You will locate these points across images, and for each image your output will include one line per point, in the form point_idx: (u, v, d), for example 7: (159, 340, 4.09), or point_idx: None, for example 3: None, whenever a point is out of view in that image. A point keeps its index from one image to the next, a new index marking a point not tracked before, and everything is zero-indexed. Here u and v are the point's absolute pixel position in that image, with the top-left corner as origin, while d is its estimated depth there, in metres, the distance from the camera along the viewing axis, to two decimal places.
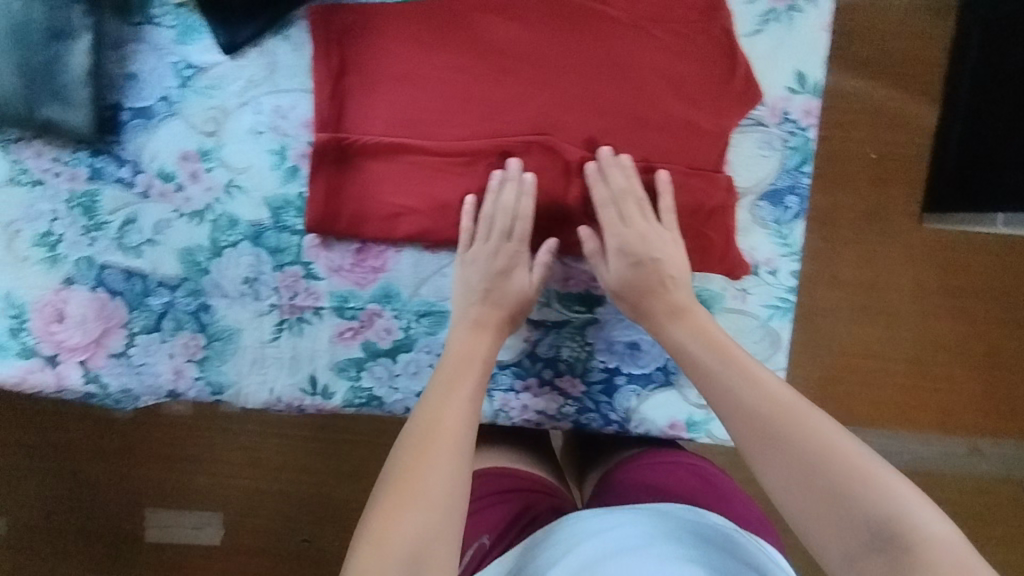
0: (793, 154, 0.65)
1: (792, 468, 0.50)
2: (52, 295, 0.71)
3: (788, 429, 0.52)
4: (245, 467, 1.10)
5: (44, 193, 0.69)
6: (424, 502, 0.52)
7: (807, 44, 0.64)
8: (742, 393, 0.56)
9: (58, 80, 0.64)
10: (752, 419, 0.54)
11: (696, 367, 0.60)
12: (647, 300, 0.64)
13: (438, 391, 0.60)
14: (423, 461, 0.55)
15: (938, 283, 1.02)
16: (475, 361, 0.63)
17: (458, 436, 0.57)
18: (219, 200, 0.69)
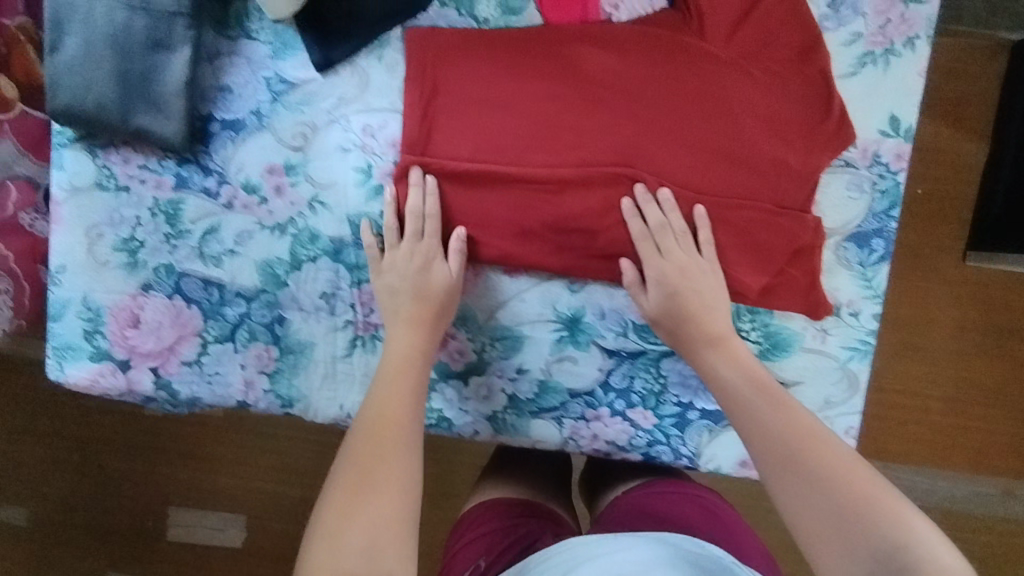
0: (882, 197, 0.65)
1: (813, 494, 0.52)
2: (128, 300, 0.71)
3: (809, 459, 0.54)
4: (273, 472, 1.10)
5: (129, 199, 0.70)
6: (381, 494, 0.55)
7: (903, 89, 0.64)
8: (765, 419, 0.58)
9: (155, 91, 0.65)
10: (770, 445, 0.56)
11: (725, 391, 0.62)
12: (684, 327, 0.64)
13: (385, 389, 0.63)
14: (377, 455, 0.58)
15: (981, 325, 1.03)
16: (416, 359, 0.65)
17: (403, 433, 0.60)
18: (302, 214, 0.69)
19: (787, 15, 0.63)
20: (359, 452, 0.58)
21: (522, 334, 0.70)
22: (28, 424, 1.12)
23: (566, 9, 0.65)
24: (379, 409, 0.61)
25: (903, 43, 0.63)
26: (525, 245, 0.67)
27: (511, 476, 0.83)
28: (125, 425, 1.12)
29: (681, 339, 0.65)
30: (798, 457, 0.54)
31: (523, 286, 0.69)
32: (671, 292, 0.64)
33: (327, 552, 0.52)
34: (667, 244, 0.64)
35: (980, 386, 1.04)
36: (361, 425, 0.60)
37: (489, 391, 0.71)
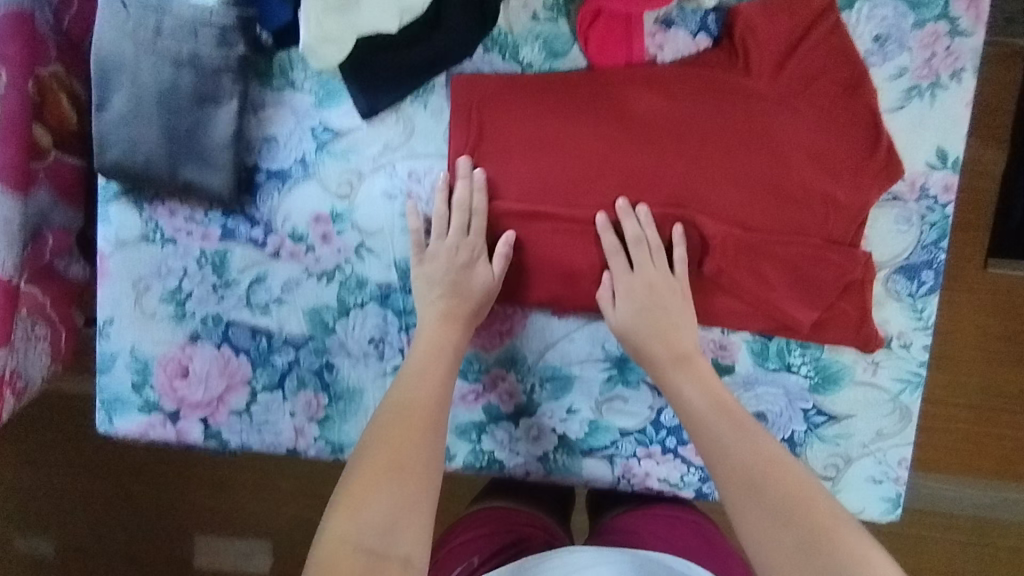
0: (931, 229, 0.65)
1: (773, 518, 0.52)
2: (177, 350, 0.71)
3: (772, 484, 0.53)
4: (297, 498, 1.07)
5: (176, 251, 0.70)
6: (405, 476, 0.56)
7: (950, 122, 0.64)
8: (728, 442, 0.57)
9: (203, 145, 0.66)
10: (732, 468, 0.56)
11: (688, 414, 0.61)
12: (655, 345, 0.64)
13: (414, 371, 0.63)
14: (402, 438, 0.58)
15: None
16: (448, 346, 0.65)
17: (433, 411, 0.61)
18: (348, 261, 0.69)
19: (834, 52, 0.63)
20: (384, 432, 0.59)
21: (571, 374, 0.70)
22: (57, 466, 1.11)
23: (612, 52, 0.65)
24: (406, 390, 0.62)
25: (949, 75, 0.63)
26: (574, 286, 0.68)
27: (522, 490, 0.82)
28: (153, 459, 1.10)
29: (654, 362, 0.64)
30: (761, 481, 0.54)
31: (572, 327, 0.70)
32: (642, 303, 0.65)
33: (345, 525, 0.52)
34: (640, 259, 0.65)
35: (1012, 403, 0.95)
36: (388, 406, 0.61)
37: (539, 432, 0.71)
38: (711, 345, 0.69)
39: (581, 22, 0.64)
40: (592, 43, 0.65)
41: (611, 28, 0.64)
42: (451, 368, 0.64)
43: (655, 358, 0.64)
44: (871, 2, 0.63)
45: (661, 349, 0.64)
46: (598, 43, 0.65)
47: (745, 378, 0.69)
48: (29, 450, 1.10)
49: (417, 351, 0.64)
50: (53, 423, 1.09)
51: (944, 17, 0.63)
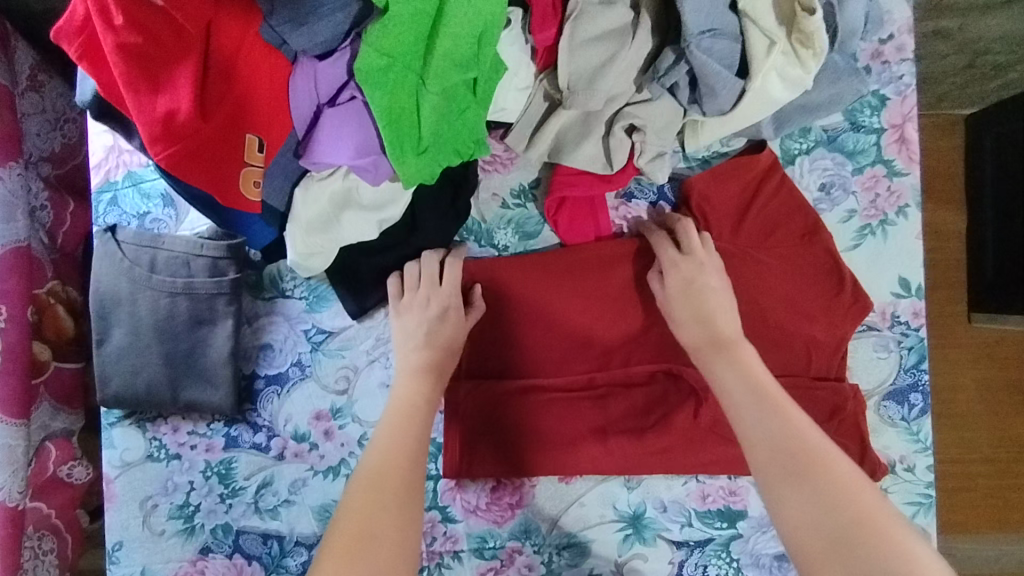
0: (910, 352, 0.68)
1: (815, 510, 0.51)
2: (189, 565, 0.71)
3: (816, 476, 0.53)
4: None
5: (181, 465, 0.71)
6: (381, 543, 0.54)
7: (906, 254, 0.68)
8: (771, 429, 0.56)
9: (202, 364, 0.68)
10: (774, 459, 0.54)
11: (726, 398, 0.59)
12: (693, 327, 0.63)
13: (389, 439, 0.61)
14: (374, 505, 0.56)
15: None
16: (419, 403, 0.64)
17: (408, 475, 0.59)
18: (353, 454, 0.70)
19: (784, 206, 0.68)
20: (361, 496, 0.57)
21: (587, 539, 0.69)
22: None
23: (581, 229, 0.69)
24: (382, 455, 0.60)
25: (895, 212, 0.68)
26: (575, 453, 0.69)
27: None
28: None
29: (693, 349, 0.63)
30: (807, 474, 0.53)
31: (581, 490, 0.70)
32: (688, 284, 0.64)
33: None
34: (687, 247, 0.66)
35: None
36: (365, 469, 0.59)
37: None
38: (721, 492, 0.69)
39: (549, 207, 0.69)
40: (562, 223, 0.69)
41: (577, 208, 0.69)
42: (424, 431, 0.62)
43: (695, 344, 0.63)
44: (810, 156, 0.69)
45: (699, 334, 0.63)
46: (568, 222, 0.69)
47: (759, 521, 0.69)
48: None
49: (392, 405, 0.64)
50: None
51: (879, 161, 0.68)
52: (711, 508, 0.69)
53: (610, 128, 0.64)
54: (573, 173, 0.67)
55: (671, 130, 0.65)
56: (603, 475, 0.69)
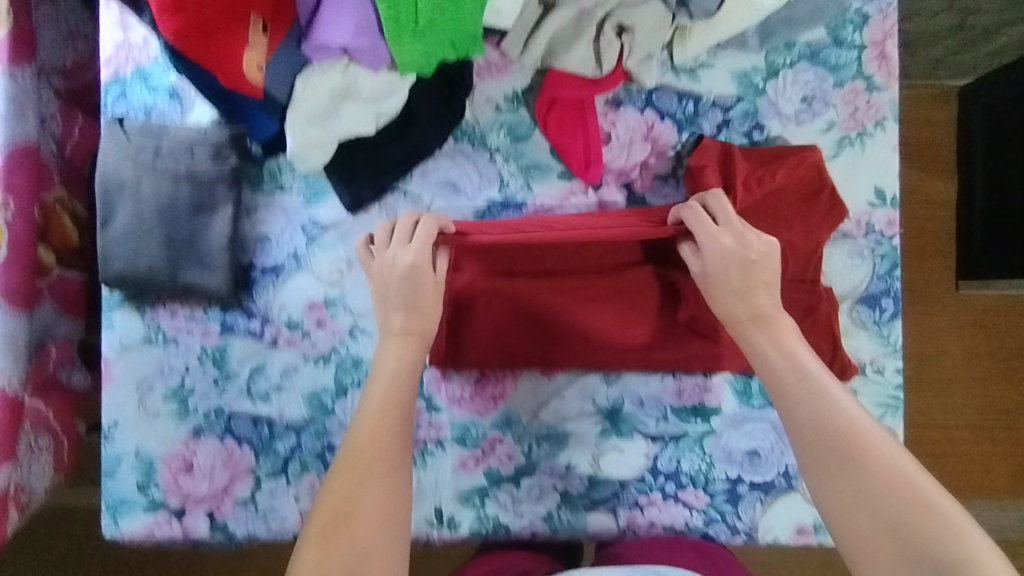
0: (883, 260, 0.70)
1: (861, 496, 0.50)
2: (181, 446, 0.73)
3: (864, 460, 0.51)
4: None
5: (177, 350, 0.74)
6: (361, 528, 0.54)
7: (883, 164, 0.70)
8: (819, 415, 0.54)
9: (200, 248, 0.71)
10: (821, 445, 0.53)
11: (773, 380, 0.58)
12: (734, 305, 0.61)
13: (374, 413, 0.60)
14: (359, 488, 0.56)
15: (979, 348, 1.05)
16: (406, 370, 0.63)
17: (390, 457, 0.58)
18: (344, 343, 0.73)
19: (767, 152, 0.70)
20: (341, 478, 0.56)
21: (566, 431, 0.72)
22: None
23: (569, 132, 0.71)
24: (363, 433, 0.59)
25: (873, 124, 0.70)
26: (565, 347, 0.72)
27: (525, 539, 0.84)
28: None
29: (732, 321, 0.61)
30: (856, 462, 0.51)
31: (561, 385, 0.73)
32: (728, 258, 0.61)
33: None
34: (727, 219, 0.63)
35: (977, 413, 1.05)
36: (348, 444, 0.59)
37: (541, 491, 0.72)
38: (696, 388, 0.72)
39: (540, 109, 0.71)
40: (551, 125, 0.71)
41: (567, 112, 0.71)
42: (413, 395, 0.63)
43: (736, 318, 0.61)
44: (793, 70, 0.71)
45: (744, 309, 0.60)
46: (556, 125, 0.71)
47: (733, 418, 0.72)
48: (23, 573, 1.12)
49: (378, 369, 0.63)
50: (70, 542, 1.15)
51: (859, 76, 0.70)
52: (686, 404, 0.72)
53: (601, 29, 0.65)
54: (565, 76, 0.69)
55: (660, 33, 0.67)
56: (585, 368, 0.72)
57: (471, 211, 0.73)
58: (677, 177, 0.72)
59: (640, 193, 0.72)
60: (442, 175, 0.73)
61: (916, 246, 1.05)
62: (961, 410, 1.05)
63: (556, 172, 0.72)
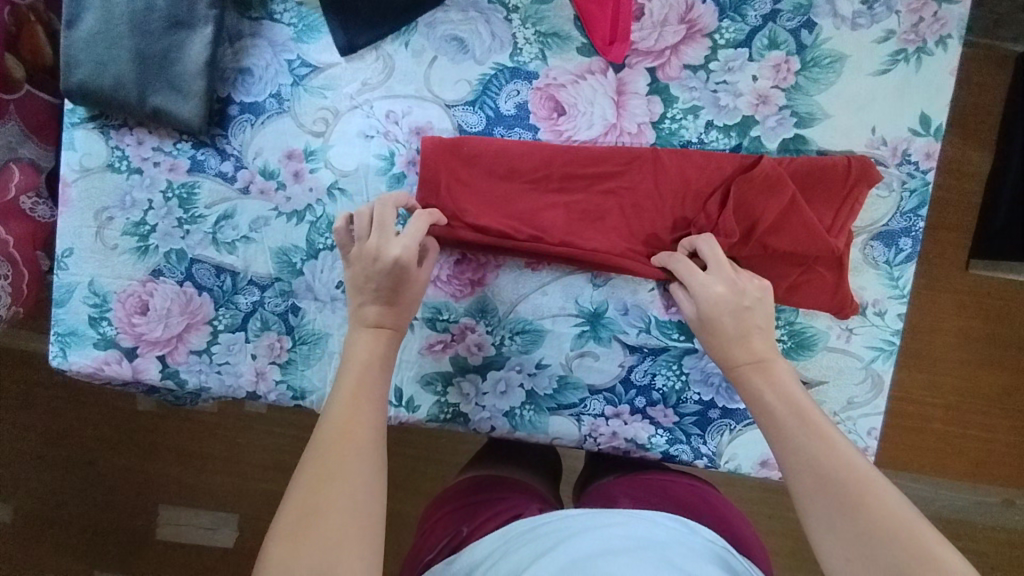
0: (911, 196, 0.65)
1: (860, 548, 0.46)
2: (138, 285, 0.69)
3: (863, 509, 0.47)
4: (268, 469, 1.16)
5: (141, 182, 0.68)
6: (334, 510, 0.50)
7: (934, 88, 0.63)
8: (813, 459, 0.51)
9: (174, 70, 0.64)
10: (819, 491, 0.50)
11: (768, 418, 0.55)
12: (735, 350, 0.58)
13: (353, 382, 0.57)
14: (330, 469, 0.52)
15: (982, 329, 1.01)
16: (380, 345, 0.60)
17: (363, 434, 0.54)
18: (320, 201, 0.68)
19: (796, 173, 0.63)
20: (315, 462, 0.52)
21: (542, 328, 0.68)
22: (42, 410, 1.20)
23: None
24: (340, 411, 0.56)
25: (935, 42, 0.63)
26: (554, 298, 0.68)
27: (497, 461, 0.86)
28: (134, 426, 1.20)
29: (729, 366, 0.58)
30: (853, 508, 0.47)
31: (545, 279, 0.68)
32: (724, 306, 0.58)
33: (282, 564, 0.48)
34: (716, 258, 0.60)
35: (967, 396, 1.03)
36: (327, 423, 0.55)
37: (506, 386, 0.68)
38: None
39: None
40: None
41: None
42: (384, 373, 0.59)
43: (729, 350, 0.58)
44: None
45: (739, 353, 0.57)
46: None
47: None
48: (17, 398, 1.20)
49: (357, 335, 0.60)
50: (57, 377, 1.19)
51: None
52: (672, 318, 0.68)
53: None
54: None
55: None
56: (568, 317, 0.68)
57: (476, 75, 0.66)
58: (708, 71, 0.65)
59: (664, 81, 0.65)
60: (449, 30, 0.65)
61: (939, 212, 0.99)
62: (945, 388, 1.03)
63: (577, 44, 0.65)
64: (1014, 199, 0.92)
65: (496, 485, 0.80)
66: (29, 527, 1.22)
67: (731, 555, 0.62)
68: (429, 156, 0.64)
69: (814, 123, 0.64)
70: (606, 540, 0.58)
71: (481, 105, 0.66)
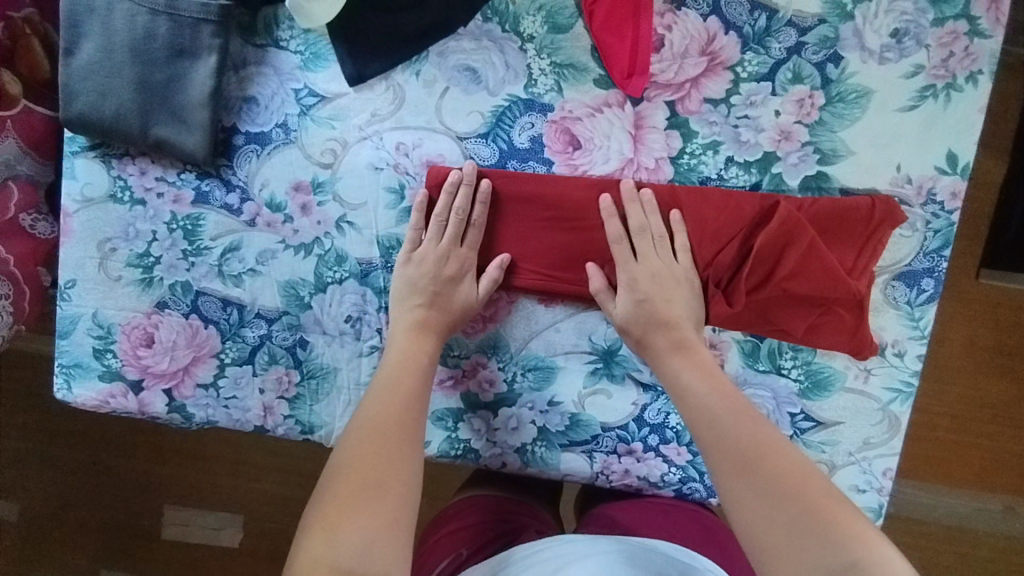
0: (935, 236, 0.63)
1: (768, 501, 0.51)
2: (143, 317, 0.68)
3: (766, 465, 0.53)
4: (274, 473, 1.16)
5: (145, 213, 0.67)
6: (378, 494, 0.54)
7: (962, 125, 0.61)
8: (762, 475, 0.52)
9: (177, 100, 0.62)
10: (730, 455, 0.54)
11: (716, 438, 0.55)
12: (626, 309, 0.62)
13: (387, 383, 0.61)
14: (373, 453, 0.56)
15: (995, 347, 1.00)
16: (422, 356, 0.63)
17: (404, 425, 0.59)
18: (328, 235, 0.66)
19: (816, 213, 0.61)
20: (359, 449, 0.56)
21: (554, 365, 0.67)
22: (47, 416, 1.20)
23: (617, 32, 0.62)
24: (378, 409, 0.59)
25: (965, 77, 0.61)
26: (567, 334, 0.67)
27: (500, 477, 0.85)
28: (140, 432, 1.19)
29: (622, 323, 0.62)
30: (755, 465, 0.53)
31: (558, 316, 0.66)
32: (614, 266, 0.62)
33: (321, 547, 0.50)
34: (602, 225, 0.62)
35: (976, 411, 1.02)
36: (364, 423, 0.59)
37: (518, 423, 0.67)
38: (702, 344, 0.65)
39: None
40: (598, 18, 0.61)
41: (619, 7, 0.61)
42: (428, 372, 0.62)
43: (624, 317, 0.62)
44: None
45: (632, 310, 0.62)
46: (603, 21, 0.62)
47: (734, 379, 0.66)
48: (22, 403, 1.20)
49: (390, 357, 0.62)
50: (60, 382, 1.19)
51: (964, 16, 0.60)
52: None
53: None
54: None
55: None
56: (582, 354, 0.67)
57: (489, 107, 0.63)
58: (729, 105, 0.62)
59: (684, 115, 0.63)
60: (462, 59, 0.63)
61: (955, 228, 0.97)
62: (952, 399, 1.02)
63: (593, 76, 0.63)
64: None
65: (495, 501, 0.80)
66: (34, 530, 1.22)
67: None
68: (438, 196, 0.64)
69: (837, 160, 0.62)
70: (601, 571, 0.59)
71: (494, 137, 0.64)
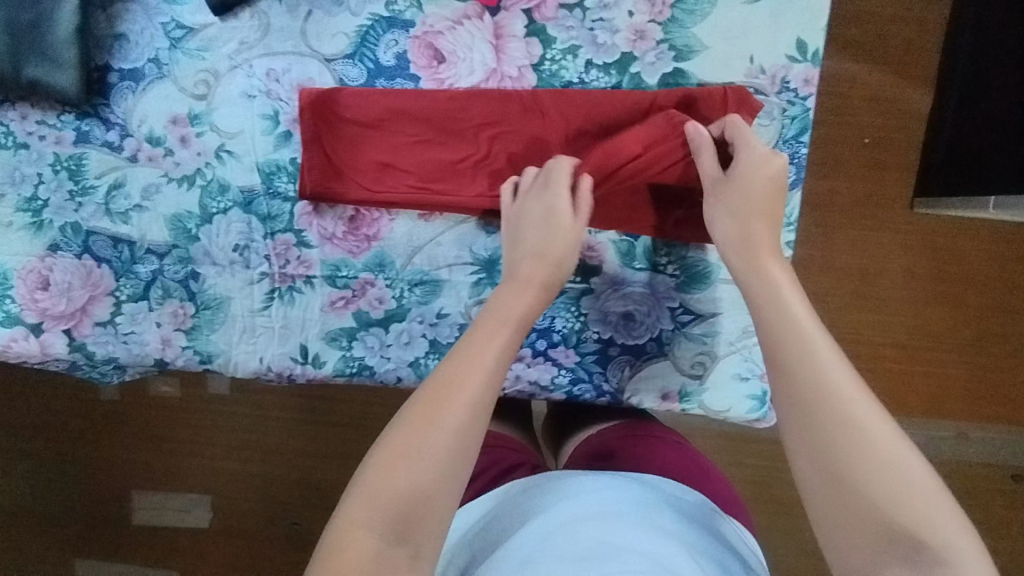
0: (792, 123, 0.65)
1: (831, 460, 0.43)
2: (37, 261, 0.69)
3: (839, 424, 0.43)
4: (235, 450, 1.14)
5: (29, 156, 0.68)
6: (431, 461, 0.44)
7: (808, 12, 0.63)
8: (827, 430, 0.43)
9: (45, 40, 0.64)
10: (810, 403, 0.44)
11: (801, 380, 0.45)
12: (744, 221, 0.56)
13: (470, 336, 0.50)
14: (438, 412, 0.45)
15: (928, 267, 0.98)
16: (521, 313, 0.53)
17: (480, 396, 0.47)
18: (209, 164, 0.67)
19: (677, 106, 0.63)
20: (423, 401, 0.46)
21: (438, 278, 0.69)
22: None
23: None
24: (453, 364, 0.48)
25: None
26: (448, 247, 0.68)
27: None
28: (95, 414, 1.16)
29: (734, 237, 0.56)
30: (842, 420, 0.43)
31: (438, 229, 0.68)
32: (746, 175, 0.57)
33: (362, 510, 0.42)
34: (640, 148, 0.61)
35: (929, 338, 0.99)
36: (435, 378, 0.47)
37: (409, 337, 0.69)
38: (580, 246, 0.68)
39: None
40: None
41: None
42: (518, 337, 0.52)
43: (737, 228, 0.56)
44: None
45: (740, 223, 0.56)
46: None
47: (613, 278, 0.68)
48: None
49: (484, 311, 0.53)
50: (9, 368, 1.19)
51: None
52: None
53: None
54: None
55: None
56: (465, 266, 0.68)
57: (353, 27, 0.65)
58: (584, 9, 0.64)
59: (540, 22, 0.65)
60: None
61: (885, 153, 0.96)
62: (902, 324, 0.99)
63: None
64: (955, 130, 0.90)
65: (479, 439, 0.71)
66: None
67: (722, 520, 0.58)
68: (309, 118, 0.65)
69: (691, 56, 0.64)
70: (577, 511, 0.53)
71: (360, 57, 0.66)
